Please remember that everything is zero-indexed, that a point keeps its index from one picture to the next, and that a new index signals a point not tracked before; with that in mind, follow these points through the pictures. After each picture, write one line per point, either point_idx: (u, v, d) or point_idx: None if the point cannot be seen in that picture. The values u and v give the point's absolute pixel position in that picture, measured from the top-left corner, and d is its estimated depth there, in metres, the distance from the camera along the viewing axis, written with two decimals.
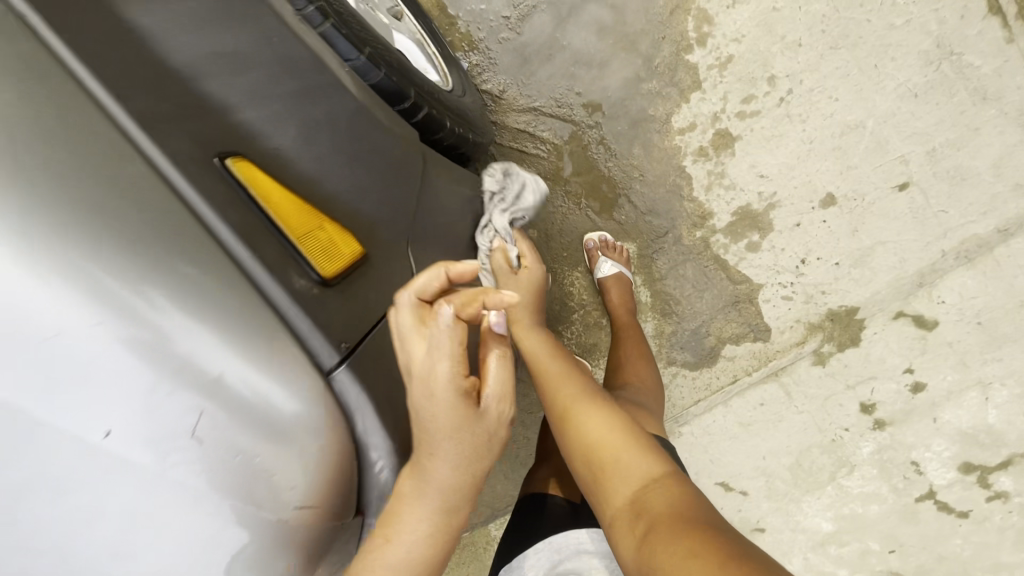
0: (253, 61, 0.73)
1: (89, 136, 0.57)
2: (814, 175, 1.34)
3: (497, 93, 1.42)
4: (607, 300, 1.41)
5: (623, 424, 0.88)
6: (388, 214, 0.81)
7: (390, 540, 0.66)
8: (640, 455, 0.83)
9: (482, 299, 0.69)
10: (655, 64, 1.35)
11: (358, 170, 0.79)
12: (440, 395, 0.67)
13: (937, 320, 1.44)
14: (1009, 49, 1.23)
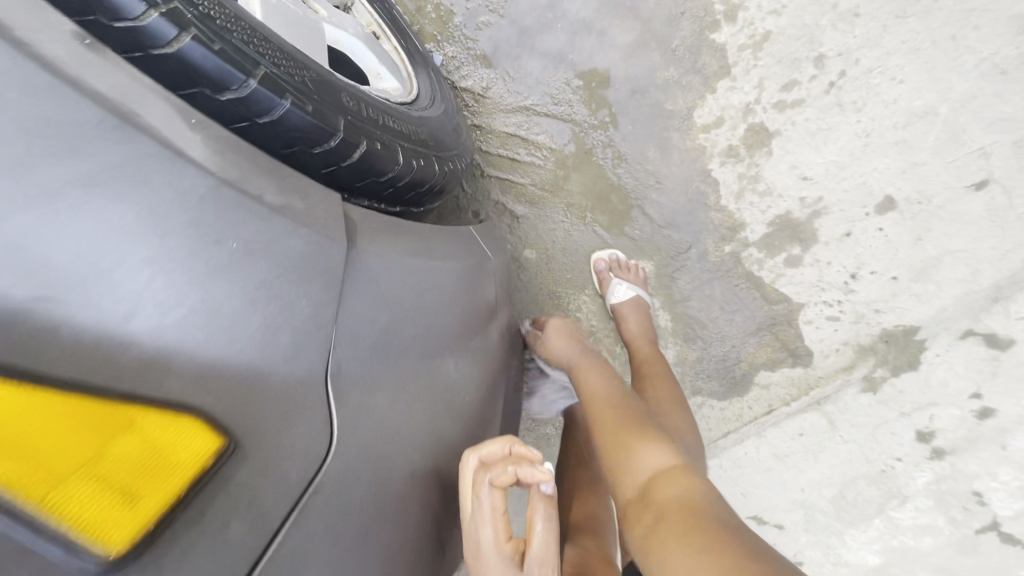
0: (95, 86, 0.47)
1: None
2: (871, 174, 1.10)
3: (481, 90, 1.18)
4: (623, 329, 1.19)
5: (641, 422, 0.92)
6: (284, 332, 0.53)
7: None
8: (659, 450, 0.86)
9: (516, 468, 0.65)
10: (672, 47, 1.11)
11: (219, 288, 0.50)
12: (489, 567, 0.63)
13: (1013, 339, 1.22)
14: None
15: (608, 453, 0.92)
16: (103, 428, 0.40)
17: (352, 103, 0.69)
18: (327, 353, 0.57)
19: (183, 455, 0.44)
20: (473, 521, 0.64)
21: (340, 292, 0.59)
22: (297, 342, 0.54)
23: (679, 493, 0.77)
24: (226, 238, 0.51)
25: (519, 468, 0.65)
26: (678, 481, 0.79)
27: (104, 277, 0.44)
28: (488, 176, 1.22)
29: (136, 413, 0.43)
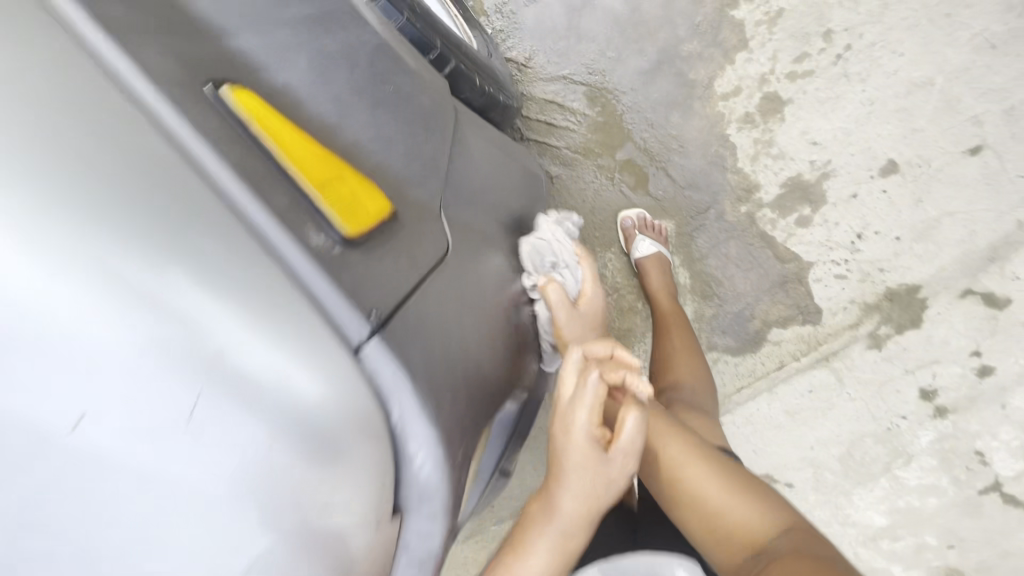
0: None
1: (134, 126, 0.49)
2: (874, 140, 1.22)
3: (524, 60, 1.32)
4: (646, 283, 1.31)
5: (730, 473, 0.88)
6: (417, 162, 0.72)
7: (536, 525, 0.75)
8: (745, 497, 0.84)
9: (627, 372, 0.74)
10: (696, 23, 1.25)
11: (381, 116, 0.71)
12: (574, 442, 0.73)
13: (1009, 299, 1.32)
14: None
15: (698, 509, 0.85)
16: (336, 166, 0.61)
17: (446, 30, 0.89)
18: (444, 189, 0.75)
19: (375, 204, 0.62)
20: (571, 403, 0.75)
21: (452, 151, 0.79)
22: (425, 172, 0.72)
23: (731, 497, 0.84)
24: (380, 85, 0.72)
25: (629, 374, 0.74)
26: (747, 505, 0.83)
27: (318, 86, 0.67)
28: (526, 139, 1.35)
29: (349, 172, 0.62)
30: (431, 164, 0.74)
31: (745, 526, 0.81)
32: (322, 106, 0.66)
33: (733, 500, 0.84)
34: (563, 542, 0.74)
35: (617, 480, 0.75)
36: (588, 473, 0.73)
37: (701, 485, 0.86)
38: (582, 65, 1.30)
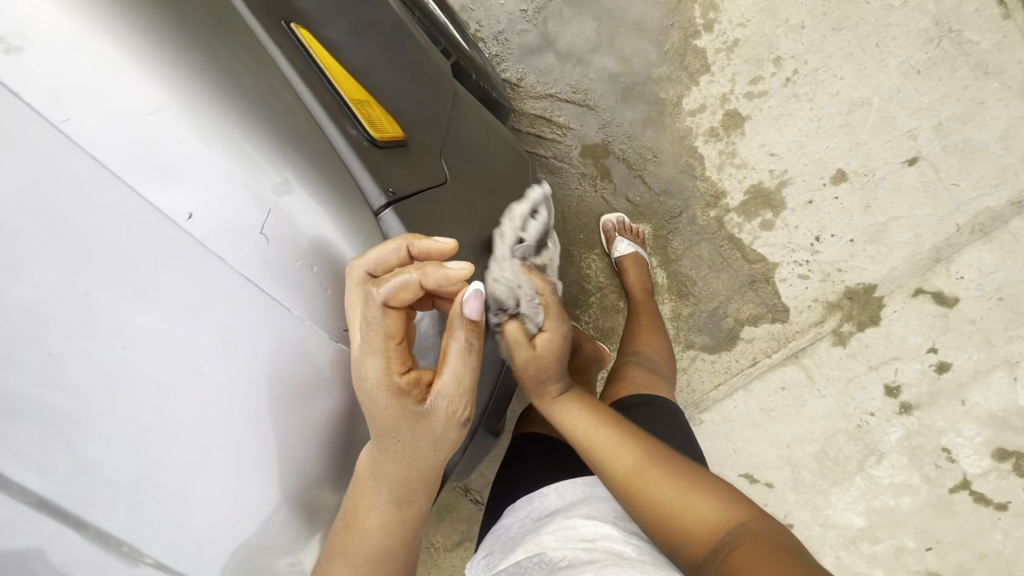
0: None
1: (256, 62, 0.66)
2: (824, 152, 1.39)
3: (516, 81, 1.50)
4: (625, 279, 1.45)
5: (674, 467, 0.81)
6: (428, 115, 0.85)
7: (366, 486, 0.69)
8: (693, 491, 0.77)
9: (420, 276, 0.63)
10: (665, 50, 1.43)
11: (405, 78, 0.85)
12: (376, 396, 0.65)
13: (957, 297, 1.44)
14: (1007, 27, 1.27)
15: (650, 514, 0.76)
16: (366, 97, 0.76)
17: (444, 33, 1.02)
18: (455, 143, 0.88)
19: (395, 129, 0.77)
20: (363, 346, 0.64)
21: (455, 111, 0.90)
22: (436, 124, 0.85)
23: (676, 493, 0.77)
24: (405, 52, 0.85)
25: (423, 274, 0.64)
26: (699, 502, 0.76)
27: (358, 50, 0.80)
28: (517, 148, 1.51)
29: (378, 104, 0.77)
30: (433, 117, 0.84)
31: (663, 504, 0.76)
32: (354, 55, 0.78)
33: (679, 497, 0.77)
34: (394, 495, 0.70)
35: (439, 429, 0.68)
36: (404, 430, 0.66)
37: (624, 465, 0.81)
38: (567, 86, 1.48)
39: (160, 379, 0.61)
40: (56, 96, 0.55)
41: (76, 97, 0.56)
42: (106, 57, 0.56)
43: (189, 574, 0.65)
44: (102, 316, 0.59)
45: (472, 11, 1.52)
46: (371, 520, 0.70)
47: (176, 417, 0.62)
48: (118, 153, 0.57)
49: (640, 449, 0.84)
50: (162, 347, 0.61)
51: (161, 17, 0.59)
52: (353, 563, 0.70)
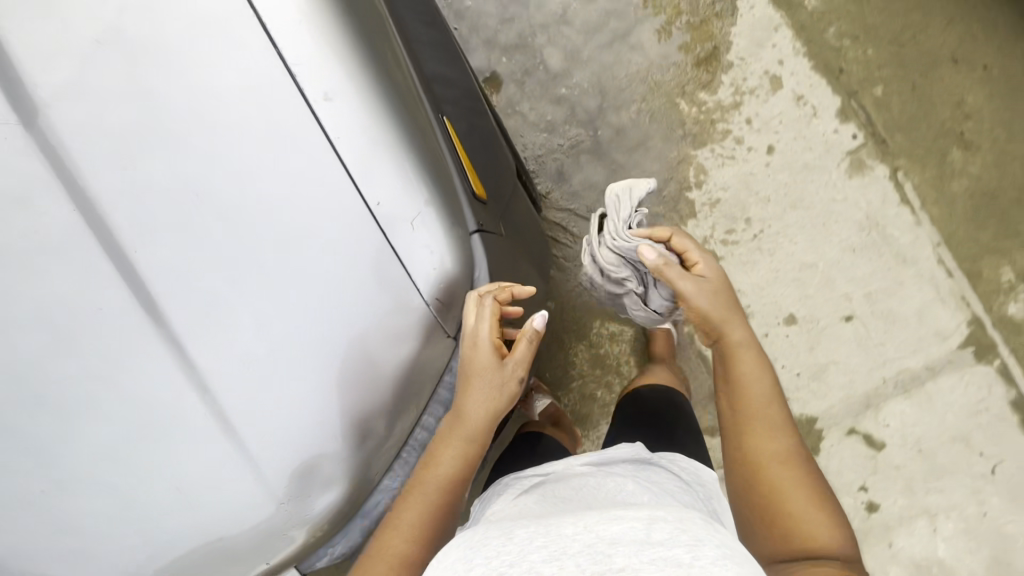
0: (453, 59, 0.88)
1: (425, 124, 0.72)
2: (779, 297, 1.70)
3: (544, 192, 1.81)
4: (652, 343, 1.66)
5: (784, 424, 0.98)
6: (505, 202, 0.95)
7: (452, 435, 0.82)
8: (784, 444, 0.96)
9: (514, 289, 0.81)
10: (662, 194, 1.75)
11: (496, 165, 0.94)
12: (476, 361, 0.79)
13: (883, 441, 1.67)
14: (920, 230, 1.64)
15: (743, 436, 0.98)
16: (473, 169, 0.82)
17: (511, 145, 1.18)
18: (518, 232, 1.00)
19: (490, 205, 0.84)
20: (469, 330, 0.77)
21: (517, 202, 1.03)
22: (510, 214, 0.96)
23: (771, 443, 0.96)
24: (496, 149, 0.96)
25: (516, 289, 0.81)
26: (784, 455, 0.95)
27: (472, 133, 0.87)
28: None
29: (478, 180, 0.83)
30: (507, 206, 0.96)
31: (801, 533, 0.86)
32: (468, 136, 0.85)
33: (776, 448, 0.96)
34: (466, 446, 0.83)
35: (514, 389, 0.87)
36: (488, 386, 0.82)
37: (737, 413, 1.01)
38: (583, 206, 1.80)
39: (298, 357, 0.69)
40: (327, 92, 0.66)
41: (336, 100, 0.66)
42: (375, 77, 0.67)
43: (230, 513, 0.73)
44: (270, 270, 0.67)
45: (519, 133, 1.81)
46: (446, 469, 0.81)
47: (293, 394, 0.69)
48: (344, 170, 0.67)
49: (768, 394, 1.01)
50: (309, 333, 0.69)
51: (398, 84, 0.70)
52: (428, 495, 0.79)
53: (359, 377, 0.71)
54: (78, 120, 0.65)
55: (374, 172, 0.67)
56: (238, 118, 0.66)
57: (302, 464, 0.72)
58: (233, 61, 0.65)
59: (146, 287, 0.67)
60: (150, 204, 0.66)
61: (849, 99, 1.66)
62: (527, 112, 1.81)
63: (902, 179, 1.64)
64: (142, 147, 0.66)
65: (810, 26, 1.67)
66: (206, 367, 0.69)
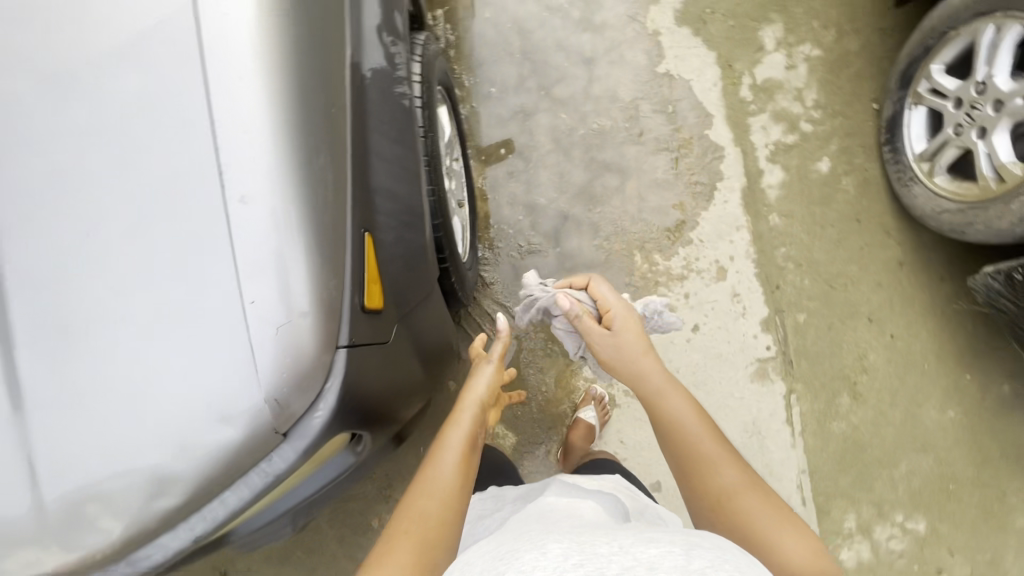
0: (408, 177, 0.95)
1: (336, 238, 0.77)
2: (653, 462, 1.78)
3: (488, 281, 1.88)
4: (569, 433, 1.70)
5: (724, 457, 1.00)
6: (406, 314, 0.99)
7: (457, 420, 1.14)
8: (742, 484, 0.97)
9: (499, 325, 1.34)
10: None
11: (411, 279, 0.99)
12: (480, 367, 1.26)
13: None
14: (793, 452, 1.77)
15: (706, 495, 0.97)
16: (378, 284, 0.86)
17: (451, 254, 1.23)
18: (412, 344, 1.03)
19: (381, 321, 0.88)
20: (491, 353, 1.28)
21: (423, 313, 1.07)
22: (408, 325, 1.01)
23: (737, 492, 0.95)
24: (420, 264, 1.02)
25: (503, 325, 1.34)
26: (753, 499, 0.94)
27: (397, 249, 0.93)
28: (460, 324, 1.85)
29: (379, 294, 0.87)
30: (409, 317, 1.00)
31: (778, 552, 0.87)
32: (390, 250, 0.91)
33: (743, 492, 0.95)
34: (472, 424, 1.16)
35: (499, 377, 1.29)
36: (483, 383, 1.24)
37: (689, 465, 1.01)
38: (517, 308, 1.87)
39: (117, 385, 0.73)
40: (245, 196, 0.72)
41: (255, 198, 0.73)
42: (294, 195, 0.74)
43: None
44: (134, 310, 0.72)
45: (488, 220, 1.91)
46: (453, 441, 1.10)
47: (98, 414, 0.73)
48: (234, 249, 0.73)
49: (701, 431, 1.04)
50: (136, 370, 0.72)
51: (321, 196, 0.76)
52: (439, 464, 1.05)
53: (159, 429, 0.73)
54: (23, 134, 0.73)
55: (260, 263, 0.73)
56: (157, 185, 0.73)
57: (75, 477, 0.74)
58: (173, 139, 0.72)
59: (25, 266, 0.73)
60: (60, 199, 0.73)
61: (776, 313, 1.81)
62: (503, 205, 1.91)
63: (792, 401, 1.78)
64: (66, 176, 0.73)
65: (767, 238, 1.84)
66: (36, 354, 0.73)
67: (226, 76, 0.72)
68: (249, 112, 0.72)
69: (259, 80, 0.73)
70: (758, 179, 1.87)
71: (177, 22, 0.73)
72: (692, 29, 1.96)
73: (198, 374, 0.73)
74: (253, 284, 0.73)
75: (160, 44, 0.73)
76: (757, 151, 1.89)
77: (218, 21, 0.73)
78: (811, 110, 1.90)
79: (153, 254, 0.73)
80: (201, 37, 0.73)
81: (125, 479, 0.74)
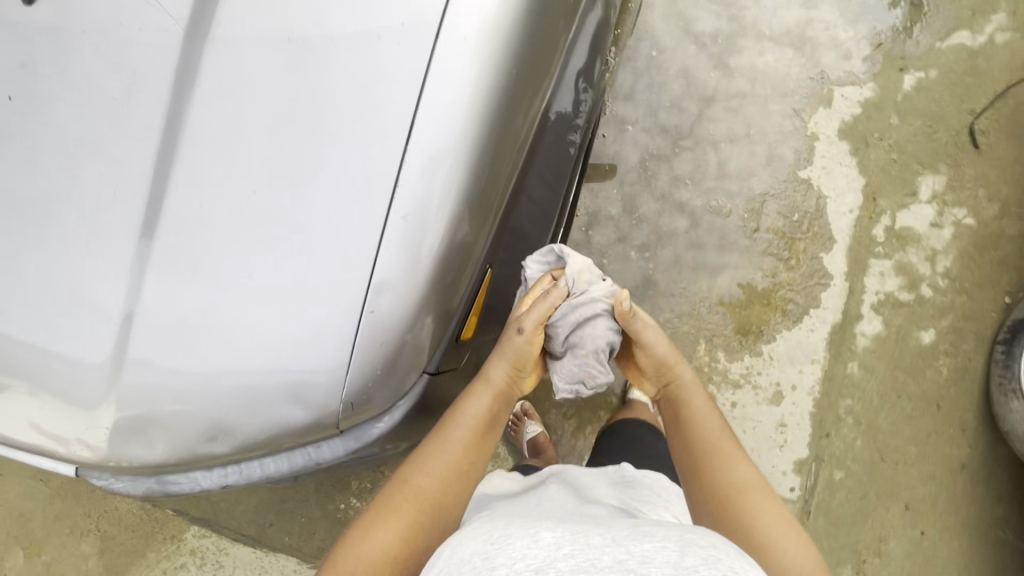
0: (534, 227, 0.99)
1: (461, 274, 0.83)
2: None
3: None
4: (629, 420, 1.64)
5: (731, 453, 1.09)
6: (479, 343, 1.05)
7: (478, 390, 1.09)
8: (743, 476, 1.06)
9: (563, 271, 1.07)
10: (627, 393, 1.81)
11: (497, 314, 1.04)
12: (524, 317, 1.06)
13: None
14: None
15: (713, 486, 1.05)
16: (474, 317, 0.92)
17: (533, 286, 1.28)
18: (471, 368, 1.10)
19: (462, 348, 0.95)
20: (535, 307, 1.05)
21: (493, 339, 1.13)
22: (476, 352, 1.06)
23: (738, 479, 1.05)
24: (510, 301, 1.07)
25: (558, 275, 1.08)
26: (756, 493, 1.04)
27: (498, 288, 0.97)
28: None
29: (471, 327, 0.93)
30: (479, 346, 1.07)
31: (778, 548, 0.95)
32: (494, 289, 0.96)
33: (745, 479, 1.05)
34: (495, 398, 1.09)
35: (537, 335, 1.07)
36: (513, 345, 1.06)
37: (699, 457, 1.09)
38: None
39: (221, 319, 0.79)
40: (405, 214, 0.77)
41: (416, 215, 0.78)
42: (447, 228, 0.79)
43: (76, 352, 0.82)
44: (264, 263, 0.78)
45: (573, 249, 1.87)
46: (472, 413, 1.07)
47: (195, 336, 0.79)
48: (373, 255, 0.78)
49: (714, 427, 1.13)
50: (244, 314, 0.79)
51: (465, 235, 0.81)
52: (450, 437, 1.04)
53: (242, 372, 0.80)
54: (236, 73, 0.79)
55: (390, 275, 0.78)
56: (332, 172, 0.78)
57: (151, 373, 0.81)
58: (363, 134, 0.77)
59: (186, 185, 0.80)
60: (239, 141, 0.79)
61: (814, 459, 1.74)
62: (593, 242, 1.87)
63: None
64: (255, 121, 0.78)
65: (838, 384, 1.76)
66: (164, 262, 0.80)
67: (432, 101, 0.77)
68: (438, 141, 0.77)
69: (459, 118, 0.77)
70: (854, 322, 1.78)
71: (414, 35, 0.78)
72: (853, 146, 1.85)
73: (294, 342, 0.78)
74: (376, 291, 0.78)
75: (391, 51, 0.77)
76: (865, 293, 1.79)
77: (452, 48, 0.77)
78: (939, 276, 1.78)
79: (301, 225, 0.78)
80: (430, 58, 0.77)
81: (194, 398, 0.81)
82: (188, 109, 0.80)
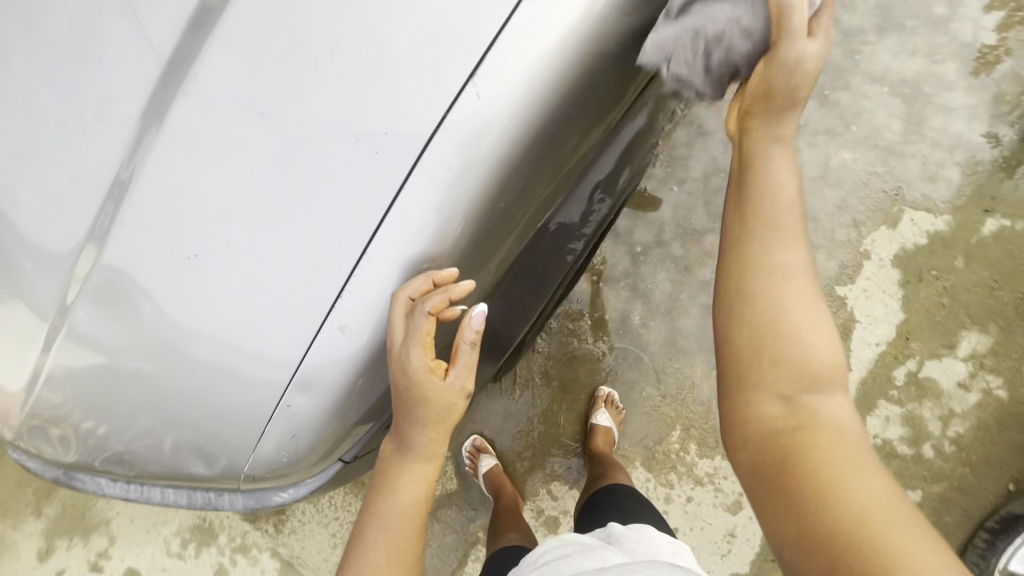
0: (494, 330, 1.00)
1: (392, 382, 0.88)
2: None
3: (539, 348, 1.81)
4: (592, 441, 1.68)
5: (803, 316, 0.75)
6: None
7: (402, 463, 0.91)
8: (808, 359, 0.73)
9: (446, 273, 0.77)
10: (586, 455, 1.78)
11: None
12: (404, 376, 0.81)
13: None
14: None
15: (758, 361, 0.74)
16: None
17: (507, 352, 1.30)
18: None
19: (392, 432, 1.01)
20: (406, 343, 0.79)
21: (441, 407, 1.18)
22: None
23: (799, 361, 0.73)
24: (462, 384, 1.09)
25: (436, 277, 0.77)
26: (819, 384, 0.73)
27: None
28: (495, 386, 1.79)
29: None
30: None
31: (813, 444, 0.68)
32: None
33: (804, 353, 0.73)
34: (424, 465, 0.91)
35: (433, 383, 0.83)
36: (423, 412, 0.85)
37: (755, 323, 0.75)
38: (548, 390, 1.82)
39: (162, 351, 0.85)
40: (342, 325, 0.80)
41: (354, 329, 0.80)
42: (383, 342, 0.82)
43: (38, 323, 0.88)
44: (202, 322, 0.82)
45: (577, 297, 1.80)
46: (401, 496, 0.90)
47: (137, 356, 0.86)
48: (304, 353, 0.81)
49: (795, 281, 0.76)
50: (181, 356, 0.84)
51: None
52: (381, 518, 0.90)
53: (176, 402, 0.88)
54: (204, 132, 0.75)
55: (316, 377, 0.82)
56: (279, 261, 0.78)
57: (98, 369, 0.88)
58: (318, 238, 0.76)
59: (134, 227, 0.79)
60: (191, 204, 0.77)
61: None
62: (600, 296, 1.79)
63: None
64: (213, 190, 0.76)
65: None
66: (110, 286, 0.82)
67: (392, 226, 0.75)
68: (390, 267, 0.76)
69: (416, 249, 0.76)
70: None
71: (393, 152, 0.73)
72: (904, 277, 1.70)
73: (223, 393, 0.86)
74: (300, 382, 0.82)
75: (363, 164, 0.73)
76: None
77: (427, 181, 0.73)
78: (947, 440, 1.66)
79: (241, 304, 0.80)
80: (400, 187, 0.73)
81: (134, 405, 0.90)
82: (148, 158, 0.77)
